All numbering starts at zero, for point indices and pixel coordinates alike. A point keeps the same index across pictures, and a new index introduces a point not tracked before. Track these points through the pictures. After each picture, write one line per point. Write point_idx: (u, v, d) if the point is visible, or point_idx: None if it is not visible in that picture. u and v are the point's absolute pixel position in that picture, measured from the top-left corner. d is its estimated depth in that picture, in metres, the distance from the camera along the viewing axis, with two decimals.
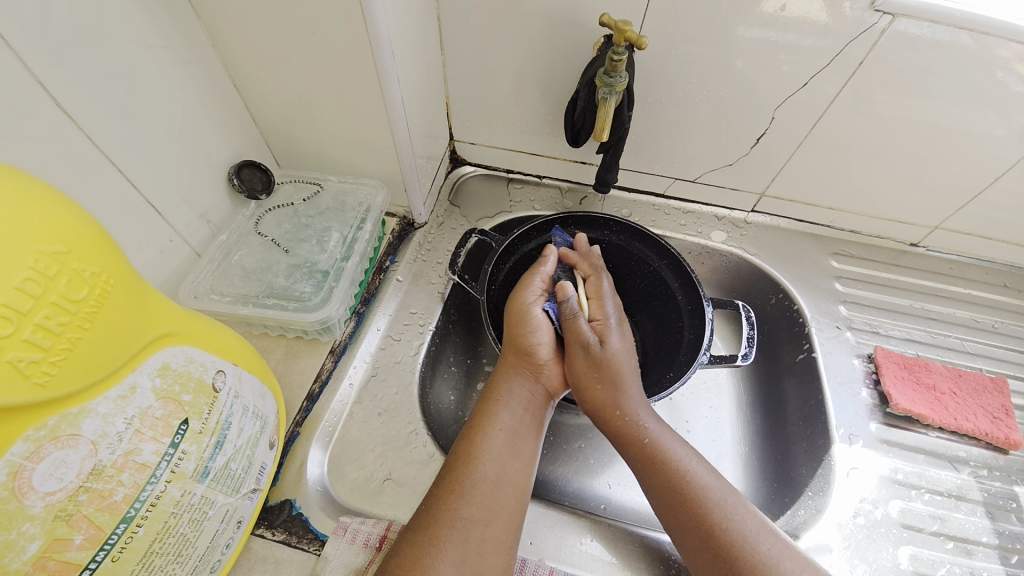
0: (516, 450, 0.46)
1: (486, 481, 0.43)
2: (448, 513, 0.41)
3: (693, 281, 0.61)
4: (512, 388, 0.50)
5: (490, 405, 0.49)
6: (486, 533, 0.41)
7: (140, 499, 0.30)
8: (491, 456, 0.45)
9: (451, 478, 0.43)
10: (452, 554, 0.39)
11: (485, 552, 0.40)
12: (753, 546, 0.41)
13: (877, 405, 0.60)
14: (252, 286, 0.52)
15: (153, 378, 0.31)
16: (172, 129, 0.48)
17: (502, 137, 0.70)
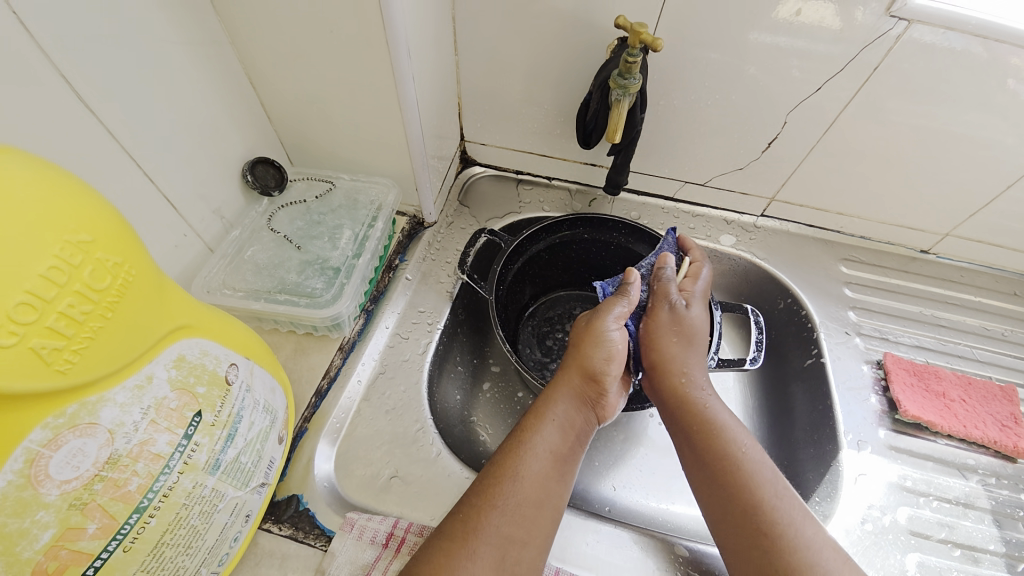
0: (561, 472, 0.45)
1: (529, 503, 0.43)
2: (481, 525, 0.41)
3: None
4: (561, 410, 0.49)
5: (534, 422, 0.47)
6: (522, 554, 0.41)
7: (153, 490, 0.30)
8: (530, 476, 0.44)
9: (490, 491, 0.43)
10: (485, 567, 0.39)
11: (523, 574, 0.40)
12: (795, 531, 0.40)
13: (886, 411, 0.60)
14: (264, 281, 0.53)
15: (169, 369, 0.31)
16: (189, 124, 0.49)
17: (513, 138, 0.71)
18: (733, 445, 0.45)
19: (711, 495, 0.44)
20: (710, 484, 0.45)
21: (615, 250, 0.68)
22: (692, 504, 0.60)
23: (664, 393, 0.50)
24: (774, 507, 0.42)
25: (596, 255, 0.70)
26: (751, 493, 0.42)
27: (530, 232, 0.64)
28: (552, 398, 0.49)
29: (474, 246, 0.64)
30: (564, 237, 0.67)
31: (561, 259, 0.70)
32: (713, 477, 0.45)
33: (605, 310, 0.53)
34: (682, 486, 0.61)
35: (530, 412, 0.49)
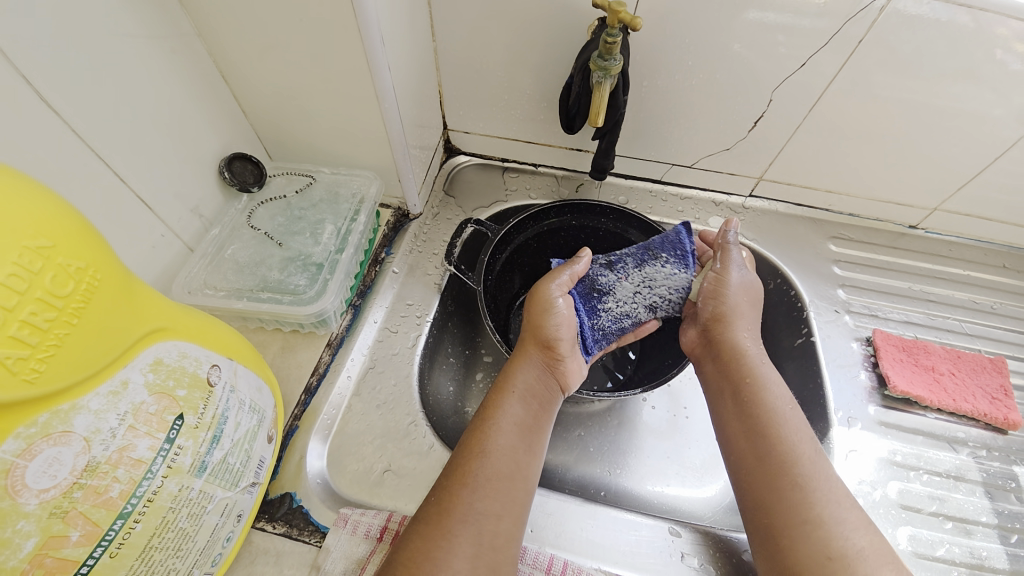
0: (526, 442, 0.46)
1: (498, 477, 0.43)
2: (460, 506, 0.41)
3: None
4: (525, 378, 0.50)
5: (504, 387, 0.49)
6: (498, 527, 0.41)
7: (137, 495, 0.30)
8: (492, 444, 0.44)
9: (462, 470, 0.43)
10: (463, 545, 0.39)
11: (498, 547, 0.40)
12: (832, 486, 0.42)
13: (875, 388, 0.60)
14: (246, 280, 0.52)
15: (146, 373, 0.30)
16: (161, 122, 0.48)
17: (497, 125, 0.70)
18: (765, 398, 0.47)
19: (755, 444, 0.45)
20: (754, 437, 0.46)
21: (603, 236, 0.68)
22: (686, 486, 0.61)
23: (724, 355, 0.51)
24: (811, 463, 0.43)
25: (584, 242, 0.69)
26: (791, 448, 0.44)
27: (516, 220, 0.63)
28: (518, 364, 0.51)
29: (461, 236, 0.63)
30: (552, 224, 0.67)
31: (550, 248, 0.70)
32: (754, 425, 0.46)
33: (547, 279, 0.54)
34: (676, 469, 0.62)
35: (494, 388, 0.50)
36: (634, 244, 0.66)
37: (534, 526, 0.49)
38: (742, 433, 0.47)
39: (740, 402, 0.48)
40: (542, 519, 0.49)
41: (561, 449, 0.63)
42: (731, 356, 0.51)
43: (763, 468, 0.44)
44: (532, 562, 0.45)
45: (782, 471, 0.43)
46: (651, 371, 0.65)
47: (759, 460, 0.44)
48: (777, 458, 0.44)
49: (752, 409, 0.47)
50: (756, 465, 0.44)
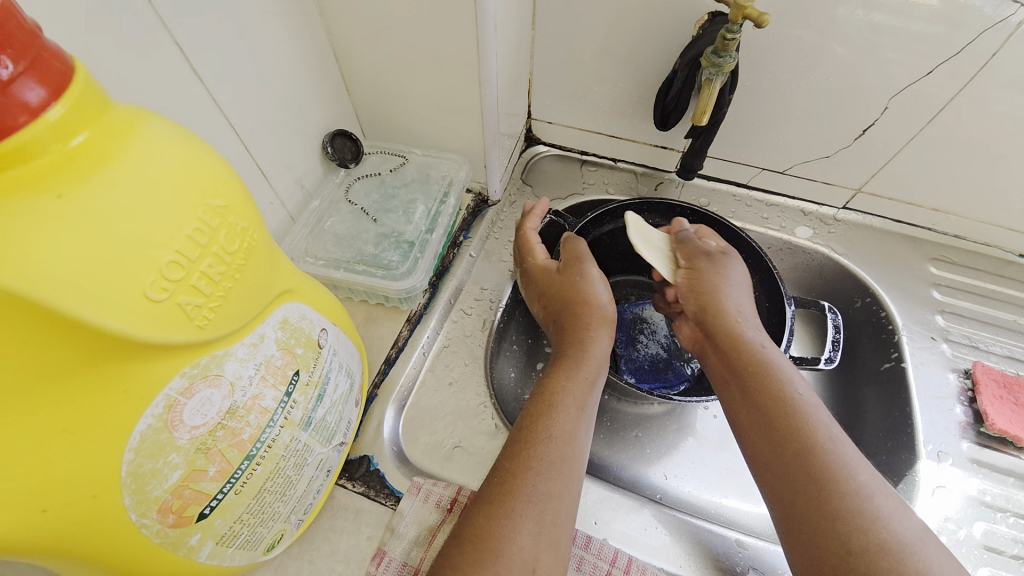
0: (586, 425, 0.44)
1: (561, 459, 0.41)
2: (522, 487, 0.39)
3: (773, 280, 0.58)
4: (591, 362, 0.47)
5: (567, 371, 0.47)
6: (560, 508, 0.39)
7: (260, 440, 0.32)
8: (556, 428, 0.42)
9: (525, 453, 0.41)
10: (528, 526, 0.37)
11: (560, 526, 0.38)
12: (877, 517, 0.33)
13: (970, 424, 0.56)
14: (344, 252, 0.54)
15: (276, 330, 0.33)
16: (278, 96, 0.50)
17: (582, 117, 0.69)
18: (760, 374, 0.42)
19: (773, 428, 0.39)
20: (775, 411, 0.40)
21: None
22: (746, 500, 0.59)
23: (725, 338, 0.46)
24: (849, 480, 0.35)
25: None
26: (818, 457, 0.36)
27: (596, 215, 0.63)
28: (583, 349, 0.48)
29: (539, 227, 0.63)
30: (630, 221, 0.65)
31: (623, 245, 0.69)
32: (755, 407, 0.41)
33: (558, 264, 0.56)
34: (738, 481, 0.60)
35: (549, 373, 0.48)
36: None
37: (597, 518, 0.49)
38: (752, 417, 0.41)
39: (747, 395, 0.42)
40: (605, 511, 0.49)
41: (619, 447, 0.63)
42: (728, 333, 0.46)
43: (803, 477, 0.36)
44: (596, 552, 0.44)
45: (817, 446, 0.37)
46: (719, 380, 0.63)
47: (793, 435, 0.38)
48: (798, 435, 0.38)
49: (748, 391, 0.42)
50: (773, 454, 0.38)
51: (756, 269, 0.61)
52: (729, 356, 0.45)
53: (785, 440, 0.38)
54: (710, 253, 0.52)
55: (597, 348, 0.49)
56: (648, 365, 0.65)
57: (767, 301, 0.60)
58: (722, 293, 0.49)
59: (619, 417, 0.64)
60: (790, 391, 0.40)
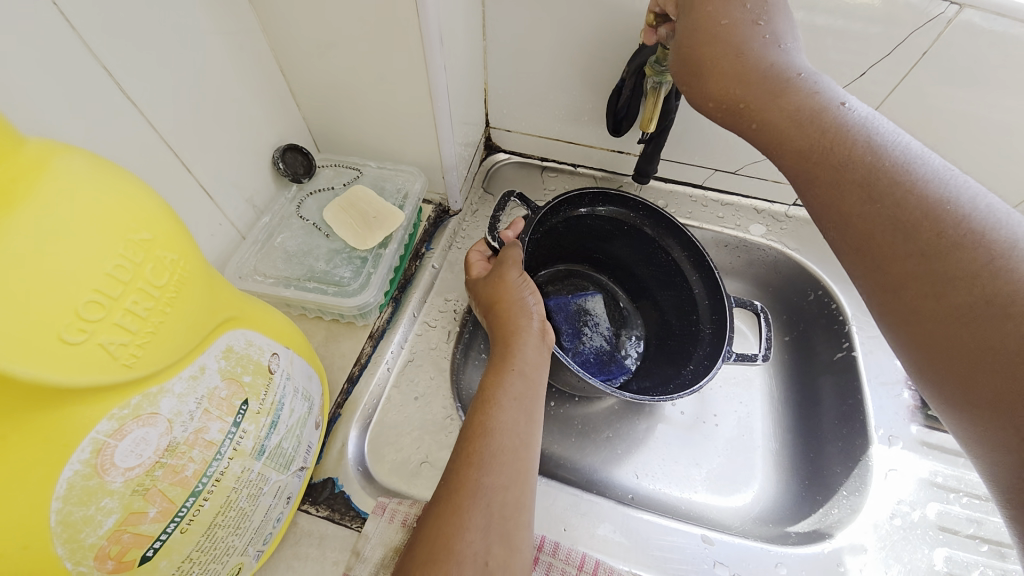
0: (527, 413, 0.44)
1: (503, 451, 0.41)
2: (469, 484, 0.39)
3: (716, 280, 0.60)
4: (523, 357, 0.48)
5: (496, 369, 0.47)
6: (505, 499, 0.39)
7: (207, 475, 0.31)
8: (493, 420, 0.43)
9: (467, 451, 0.41)
10: (475, 519, 0.37)
11: (508, 516, 0.39)
12: None
13: (918, 407, 0.59)
14: (295, 269, 0.52)
15: (219, 360, 0.32)
16: (221, 113, 0.49)
17: (539, 125, 0.70)
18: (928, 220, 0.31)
19: (938, 302, 0.30)
20: (941, 278, 0.30)
21: (629, 233, 0.66)
22: (714, 494, 0.61)
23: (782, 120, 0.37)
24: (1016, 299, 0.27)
25: (604, 236, 0.67)
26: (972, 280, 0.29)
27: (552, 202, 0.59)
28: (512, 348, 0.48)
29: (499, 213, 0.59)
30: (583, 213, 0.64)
31: (572, 239, 0.67)
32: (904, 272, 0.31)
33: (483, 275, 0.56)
34: (705, 475, 0.62)
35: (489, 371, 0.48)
36: (659, 245, 0.64)
37: (566, 525, 0.49)
38: (898, 294, 0.32)
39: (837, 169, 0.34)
40: (575, 518, 0.49)
41: (591, 450, 0.63)
42: (846, 178, 0.34)
43: (979, 352, 0.28)
44: (565, 558, 0.44)
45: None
46: (669, 376, 0.62)
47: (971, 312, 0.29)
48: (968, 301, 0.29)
49: (893, 258, 0.32)
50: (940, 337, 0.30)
51: (696, 267, 0.62)
52: (850, 217, 0.34)
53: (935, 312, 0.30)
54: (800, 80, 0.37)
55: (528, 341, 0.49)
56: (593, 361, 0.65)
57: (708, 298, 0.61)
58: (864, 118, 0.35)
59: (590, 418, 0.65)
60: (961, 244, 0.29)
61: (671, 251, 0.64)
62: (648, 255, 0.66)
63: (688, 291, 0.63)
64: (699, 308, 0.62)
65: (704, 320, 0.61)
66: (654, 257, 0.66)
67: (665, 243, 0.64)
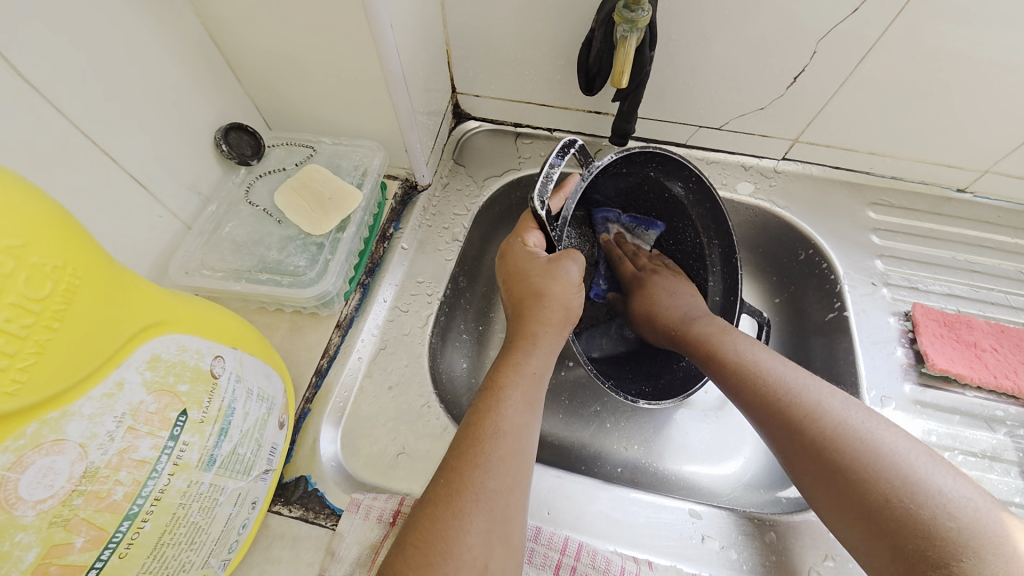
0: (534, 418, 0.42)
1: (511, 456, 0.39)
2: (470, 485, 0.37)
3: (732, 280, 0.58)
4: (541, 357, 0.45)
5: (525, 373, 0.43)
6: (507, 501, 0.38)
7: (142, 496, 0.29)
8: (504, 423, 0.40)
9: (472, 453, 0.38)
10: (477, 524, 0.36)
11: (509, 517, 0.38)
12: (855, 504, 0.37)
13: (912, 365, 0.57)
14: (245, 260, 0.49)
15: (143, 372, 0.29)
16: (147, 94, 0.44)
17: (508, 87, 0.64)
18: (835, 440, 0.39)
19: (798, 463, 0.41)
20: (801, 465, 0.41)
21: (666, 199, 0.58)
22: (704, 463, 0.59)
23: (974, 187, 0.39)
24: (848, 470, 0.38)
25: (636, 193, 0.58)
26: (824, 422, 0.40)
27: (617, 157, 0.49)
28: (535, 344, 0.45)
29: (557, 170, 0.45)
30: (630, 170, 0.54)
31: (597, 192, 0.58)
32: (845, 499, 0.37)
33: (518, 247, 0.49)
34: (694, 445, 0.60)
35: (501, 363, 0.44)
36: (691, 222, 0.59)
37: (550, 508, 0.47)
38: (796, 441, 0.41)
39: None
40: (560, 501, 0.47)
41: (578, 426, 0.61)
42: None
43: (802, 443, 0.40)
44: (546, 543, 0.43)
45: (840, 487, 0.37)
46: None
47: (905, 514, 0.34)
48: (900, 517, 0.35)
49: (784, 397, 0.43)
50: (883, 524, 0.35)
51: (721, 263, 0.59)
52: None
53: (882, 522, 0.35)
54: None
55: (550, 345, 0.46)
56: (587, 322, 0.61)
57: (717, 296, 0.60)
58: None
59: (578, 394, 0.63)
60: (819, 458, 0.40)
61: (700, 236, 0.59)
62: (674, 229, 0.61)
63: (698, 277, 0.61)
64: (706, 302, 0.61)
65: None
66: (682, 232, 0.61)
67: (697, 226, 0.58)
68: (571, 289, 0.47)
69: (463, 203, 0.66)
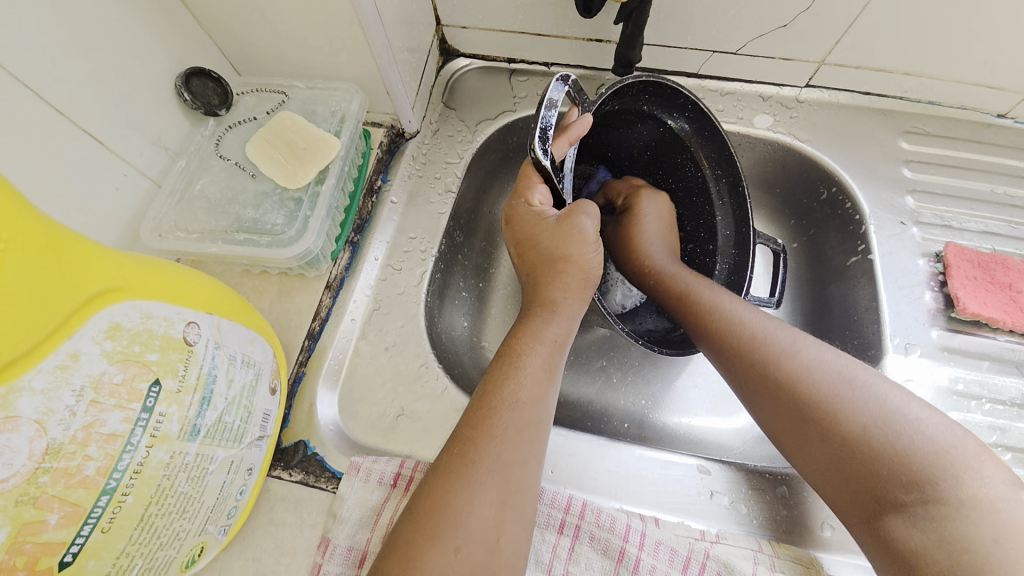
0: (552, 386, 0.40)
1: (528, 426, 0.37)
2: (483, 456, 0.35)
3: (744, 213, 0.52)
4: (554, 326, 0.42)
5: (543, 342, 0.41)
6: (524, 473, 0.36)
7: (119, 469, 0.28)
8: (521, 392, 0.38)
9: (481, 427, 0.37)
10: (491, 495, 0.35)
11: (524, 490, 0.36)
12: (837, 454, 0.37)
13: (940, 309, 0.53)
14: (219, 220, 0.45)
15: (101, 342, 0.27)
16: (92, 39, 0.40)
17: (498, 16, 0.58)
18: (818, 394, 0.39)
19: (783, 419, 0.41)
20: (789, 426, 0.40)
21: (662, 135, 0.55)
22: (714, 415, 0.58)
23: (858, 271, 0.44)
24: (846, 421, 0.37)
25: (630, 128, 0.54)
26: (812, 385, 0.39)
27: (610, 91, 0.46)
28: (551, 312, 0.42)
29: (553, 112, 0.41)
30: (618, 107, 0.51)
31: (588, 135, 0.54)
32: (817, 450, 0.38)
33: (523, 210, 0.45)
34: (704, 397, 0.59)
35: (511, 336, 0.42)
36: (691, 156, 0.54)
37: (555, 467, 0.46)
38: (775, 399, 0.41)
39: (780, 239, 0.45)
40: (564, 459, 0.46)
41: (584, 381, 0.59)
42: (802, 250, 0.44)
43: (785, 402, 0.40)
44: (550, 502, 0.42)
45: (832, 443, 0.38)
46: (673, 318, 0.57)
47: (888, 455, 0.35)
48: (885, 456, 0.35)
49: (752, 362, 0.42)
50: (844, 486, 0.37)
51: (727, 191, 0.53)
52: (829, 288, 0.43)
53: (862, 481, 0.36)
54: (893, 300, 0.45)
55: (568, 311, 0.43)
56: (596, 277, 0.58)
57: (728, 229, 0.54)
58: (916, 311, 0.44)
59: (582, 348, 0.61)
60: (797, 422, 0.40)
61: (700, 170, 0.55)
62: (675, 169, 0.57)
63: (707, 215, 0.56)
64: (717, 238, 0.55)
65: (722, 252, 0.55)
66: (681, 172, 0.57)
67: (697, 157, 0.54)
68: (589, 246, 0.43)
69: (455, 150, 0.61)
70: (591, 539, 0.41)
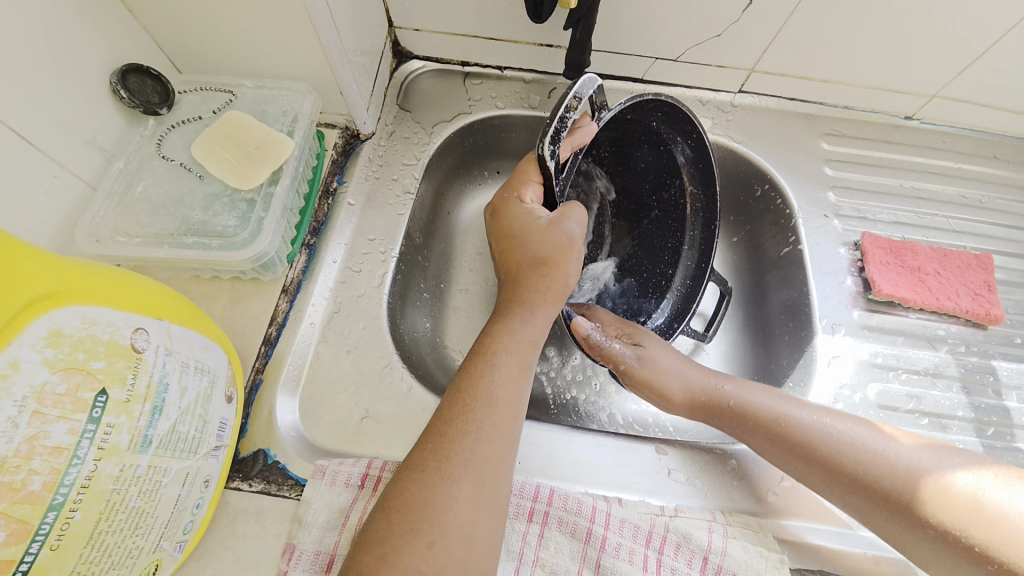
0: (525, 384, 0.41)
1: (504, 423, 0.38)
2: (459, 453, 0.36)
3: (709, 248, 0.56)
4: (530, 327, 0.43)
5: (516, 340, 0.42)
6: (499, 469, 0.37)
7: (66, 484, 0.26)
8: (495, 389, 0.39)
9: (463, 421, 0.37)
10: (463, 492, 0.35)
11: (500, 487, 0.37)
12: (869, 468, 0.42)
13: (861, 292, 0.59)
14: (164, 223, 0.43)
15: (42, 349, 0.26)
16: (17, 30, 0.37)
17: (451, 20, 0.59)
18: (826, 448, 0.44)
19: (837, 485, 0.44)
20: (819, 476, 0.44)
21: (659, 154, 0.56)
22: None
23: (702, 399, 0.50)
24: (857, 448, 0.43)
25: (631, 143, 0.55)
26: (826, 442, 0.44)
27: (627, 103, 0.47)
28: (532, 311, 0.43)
29: (570, 117, 0.41)
30: (627, 116, 0.51)
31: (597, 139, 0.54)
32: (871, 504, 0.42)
33: (513, 206, 0.45)
34: None
35: (483, 336, 0.43)
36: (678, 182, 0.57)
37: (521, 458, 0.47)
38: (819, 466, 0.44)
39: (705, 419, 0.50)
40: (531, 450, 0.48)
41: (549, 374, 0.61)
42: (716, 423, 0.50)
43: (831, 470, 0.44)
44: (518, 492, 0.43)
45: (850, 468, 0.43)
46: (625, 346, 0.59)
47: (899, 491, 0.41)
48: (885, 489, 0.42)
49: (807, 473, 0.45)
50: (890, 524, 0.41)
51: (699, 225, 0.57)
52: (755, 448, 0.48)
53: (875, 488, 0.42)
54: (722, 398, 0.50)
55: (546, 317, 0.44)
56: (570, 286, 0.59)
57: (691, 259, 0.58)
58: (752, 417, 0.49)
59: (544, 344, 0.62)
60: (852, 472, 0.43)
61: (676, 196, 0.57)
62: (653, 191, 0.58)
63: (676, 240, 0.58)
64: (678, 264, 0.58)
65: (676, 278, 0.58)
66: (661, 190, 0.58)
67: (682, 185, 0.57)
68: (573, 250, 0.44)
69: (412, 152, 0.61)
70: (560, 524, 0.42)
